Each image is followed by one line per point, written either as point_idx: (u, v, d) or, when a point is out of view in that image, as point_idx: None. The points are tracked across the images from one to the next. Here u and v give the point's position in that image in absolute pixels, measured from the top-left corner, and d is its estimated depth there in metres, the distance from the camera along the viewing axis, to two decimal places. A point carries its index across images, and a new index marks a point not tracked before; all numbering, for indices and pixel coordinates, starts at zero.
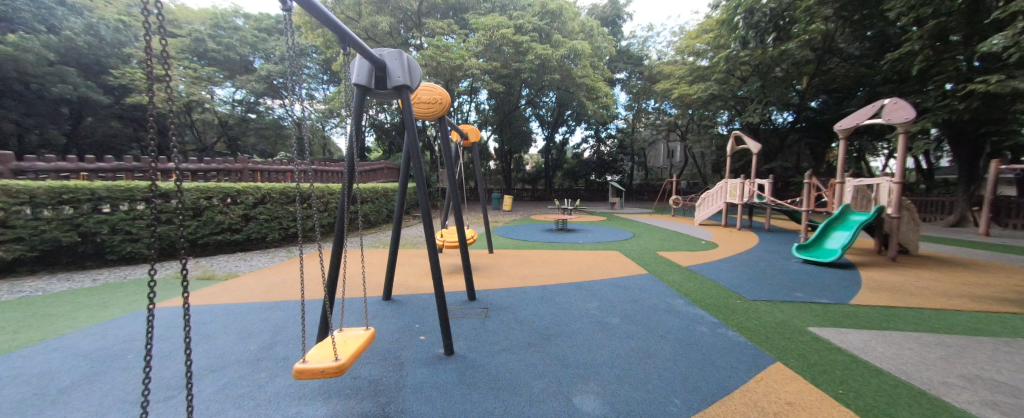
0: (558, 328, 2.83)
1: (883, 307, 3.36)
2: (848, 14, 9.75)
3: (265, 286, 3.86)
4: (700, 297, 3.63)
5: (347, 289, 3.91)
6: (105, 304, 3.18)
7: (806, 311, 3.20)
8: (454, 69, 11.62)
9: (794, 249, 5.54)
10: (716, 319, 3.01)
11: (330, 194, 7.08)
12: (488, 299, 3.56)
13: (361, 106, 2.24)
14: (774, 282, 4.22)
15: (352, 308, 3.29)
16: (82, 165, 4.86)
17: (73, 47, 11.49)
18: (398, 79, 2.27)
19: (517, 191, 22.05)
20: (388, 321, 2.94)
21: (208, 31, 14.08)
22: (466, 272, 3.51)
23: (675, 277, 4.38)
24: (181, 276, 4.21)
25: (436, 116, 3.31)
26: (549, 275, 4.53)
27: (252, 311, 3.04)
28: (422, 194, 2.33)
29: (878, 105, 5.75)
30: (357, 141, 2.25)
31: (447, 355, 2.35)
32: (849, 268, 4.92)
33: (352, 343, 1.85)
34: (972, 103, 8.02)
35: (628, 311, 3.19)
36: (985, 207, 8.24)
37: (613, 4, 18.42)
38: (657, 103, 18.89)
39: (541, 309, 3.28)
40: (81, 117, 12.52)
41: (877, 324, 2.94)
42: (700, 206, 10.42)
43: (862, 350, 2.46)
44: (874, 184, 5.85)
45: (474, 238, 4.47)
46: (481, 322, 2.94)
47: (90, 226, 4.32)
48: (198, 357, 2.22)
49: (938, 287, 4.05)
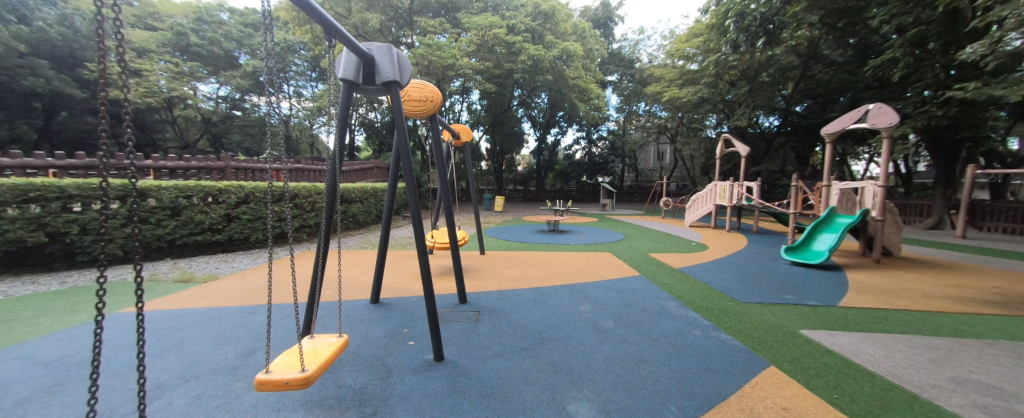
0: (550, 332, 2.77)
1: (871, 309, 3.40)
2: (832, 21, 10.04)
3: (245, 289, 3.71)
4: (692, 299, 3.62)
5: (335, 291, 3.81)
6: (71, 310, 2.98)
7: (797, 314, 3.21)
8: (446, 68, 11.47)
9: (782, 251, 5.60)
10: (709, 322, 2.99)
11: (318, 194, 6.95)
12: (479, 302, 3.49)
13: (348, 103, 2.16)
14: (764, 284, 4.25)
15: (338, 311, 3.18)
16: (52, 162, 4.58)
17: (47, 39, 11.01)
18: (387, 74, 2.18)
19: (508, 191, 22.12)
20: (375, 325, 2.85)
21: (191, 25, 13.59)
22: (457, 275, 3.42)
23: (667, 279, 4.40)
24: (157, 278, 4.00)
25: (427, 115, 3.22)
26: (540, 277, 4.48)
27: (233, 315, 2.92)
28: (413, 195, 2.25)
29: (863, 110, 5.85)
30: (341, 136, 2.15)
31: (436, 360, 2.26)
32: (836, 269, 5.00)
33: (321, 351, 1.77)
34: (950, 109, 8.26)
35: (622, 314, 3.16)
36: (963, 210, 8.48)
37: (605, 7, 18.54)
38: (647, 106, 19.11)
39: (534, 313, 3.22)
40: (56, 112, 12.13)
41: (866, 326, 2.96)
42: (690, 208, 10.53)
43: (853, 353, 2.46)
44: (858, 187, 5.96)
45: (465, 239, 4.44)
46: (472, 326, 2.87)
47: (59, 226, 4.09)
48: (171, 365, 2.09)
49: (920, 289, 4.13)
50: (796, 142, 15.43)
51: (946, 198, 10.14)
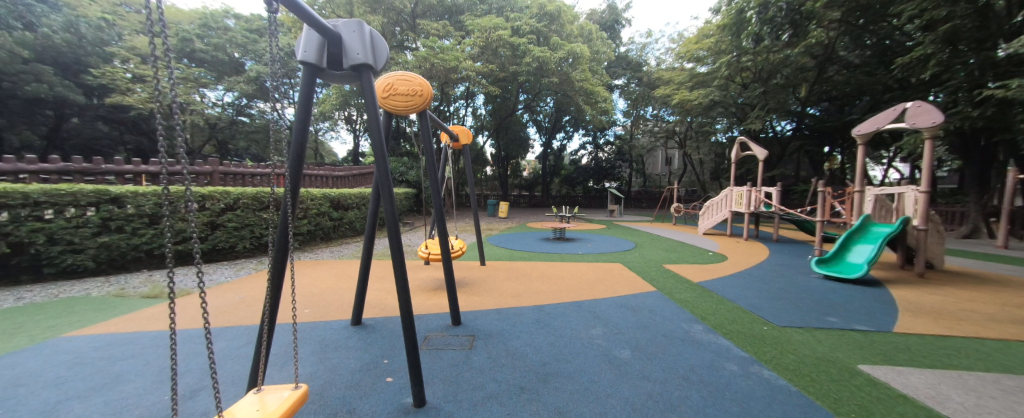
0: (557, 365, 2.35)
1: (935, 336, 2.89)
2: (851, 20, 9.61)
3: (214, 308, 3.33)
4: (720, 322, 3.16)
5: (314, 307, 3.40)
6: (9, 333, 2.63)
7: (848, 343, 2.72)
8: (449, 71, 11.30)
9: (813, 264, 5.06)
10: (745, 354, 2.52)
11: (309, 197, 6.69)
12: (474, 323, 3.07)
13: (310, 90, 1.75)
14: (799, 303, 3.75)
15: (313, 333, 2.79)
16: (23, 166, 4.26)
17: (51, 45, 11.01)
18: (355, 56, 1.79)
19: (514, 198, 21.75)
20: (352, 354, 2.44)
21: (197, 31, 13.42)
22: (451, 293, 3.01)
23: (687, 296, 3.94)
24: (126, 293, 3.63)
25: (416, 111, 2.83)
26: (545, 293, 4.03)
27: (188, 344, 2.54)
28: (387, 204, 1.85)
29: (900, 108, 5.33)
30: (303, 126, 1.73)
31: (416, 406, 1.84)
32: (877, 285, 4.48)
33: (271, 412, 1.26)
34: (987, 110, 7.68)
35: (641, 342, 2.71)
36: (1004, 219, 7.88)
37: (612, 9, 18.25)
38: (656, 110, 18.64)
39: (537, 338, 2.78)
40: (66, 118, 12.33)
41: (937, 360, 2.46)
42: (704, 215, 9.98)
43: (935, 400, 1.98)
44: (896, 193, 5.45)
45: (462, 251, 4.02)
46: (465, 356, 2.46)
47: (22, 236, 3.78)
48: (89, 414, 1.70)
49: (981, 309, 3.61)
50: (812, 145, 14.85)
51: (981, 205, 9.47)
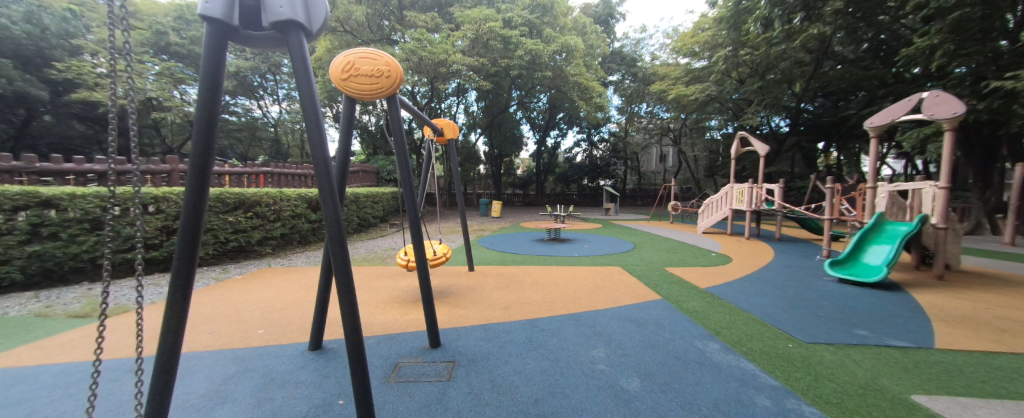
0: (552, 402, 1.92)
1: (983, 353, 2.52)
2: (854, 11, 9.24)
3: (150, 330, 2.84)
4: (738, 338, 2.77)
5: (270, 327, 2.94)
6: None
7: (890, 365, 2.34)
8: (438, 65, 10.77)
9: (827, 266, 4.69)
10: (775, 382, 2.13)
11: (284, 198, 6.18)
12: (456, 345, 2.63)
13: (216, 54, 1.23)
14: (821, 312, 3.37)
15: (260, 362, 2.32)
16: None
17: (10, 37, 10.30)
18: (278, 10, 1.32)
19: (507, 196, 21.35)
20: (301, 392, 1.98)
21: (172, 23, 12.70)
22: (428, 310, 2.56)
23: (696, 305, 3.56)
24: (50, 312, 3.13)
25: (384, 97, 2.38)
26: (538, 303, 3.61)
27: (97, 381, 2.05)
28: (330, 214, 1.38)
29: (916, 99, 5.00)
30: (209, 106, 1.20)
31: None
32: (897, 290, 4.13)
33: None
34: (994, 102, 7.43)
35: (650, 368, 2.29)
36: (1012, 215, 7.67)
37: (605, 3, 17.90)
38: (650, 107, 18.34)
39: (527, 364, 2.36)
40: (35, 116, 11.67)
41: (1002, 388, 2.08)
42: (702, 214, 9.63)
43: None
44: (910, 189, 5.15)
45: (445, 258, 3.58)
46: (441, 390, 2.03)
47: None
48: None
49: (1017, 317, 3.28)
50: (807, 141, 14.67)
51: (983, 200, 9.27)
